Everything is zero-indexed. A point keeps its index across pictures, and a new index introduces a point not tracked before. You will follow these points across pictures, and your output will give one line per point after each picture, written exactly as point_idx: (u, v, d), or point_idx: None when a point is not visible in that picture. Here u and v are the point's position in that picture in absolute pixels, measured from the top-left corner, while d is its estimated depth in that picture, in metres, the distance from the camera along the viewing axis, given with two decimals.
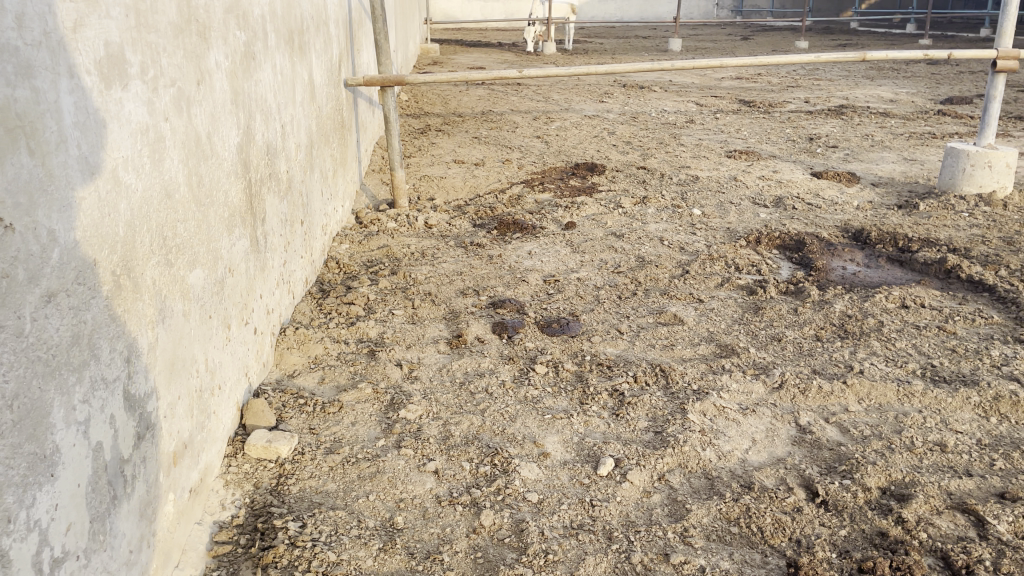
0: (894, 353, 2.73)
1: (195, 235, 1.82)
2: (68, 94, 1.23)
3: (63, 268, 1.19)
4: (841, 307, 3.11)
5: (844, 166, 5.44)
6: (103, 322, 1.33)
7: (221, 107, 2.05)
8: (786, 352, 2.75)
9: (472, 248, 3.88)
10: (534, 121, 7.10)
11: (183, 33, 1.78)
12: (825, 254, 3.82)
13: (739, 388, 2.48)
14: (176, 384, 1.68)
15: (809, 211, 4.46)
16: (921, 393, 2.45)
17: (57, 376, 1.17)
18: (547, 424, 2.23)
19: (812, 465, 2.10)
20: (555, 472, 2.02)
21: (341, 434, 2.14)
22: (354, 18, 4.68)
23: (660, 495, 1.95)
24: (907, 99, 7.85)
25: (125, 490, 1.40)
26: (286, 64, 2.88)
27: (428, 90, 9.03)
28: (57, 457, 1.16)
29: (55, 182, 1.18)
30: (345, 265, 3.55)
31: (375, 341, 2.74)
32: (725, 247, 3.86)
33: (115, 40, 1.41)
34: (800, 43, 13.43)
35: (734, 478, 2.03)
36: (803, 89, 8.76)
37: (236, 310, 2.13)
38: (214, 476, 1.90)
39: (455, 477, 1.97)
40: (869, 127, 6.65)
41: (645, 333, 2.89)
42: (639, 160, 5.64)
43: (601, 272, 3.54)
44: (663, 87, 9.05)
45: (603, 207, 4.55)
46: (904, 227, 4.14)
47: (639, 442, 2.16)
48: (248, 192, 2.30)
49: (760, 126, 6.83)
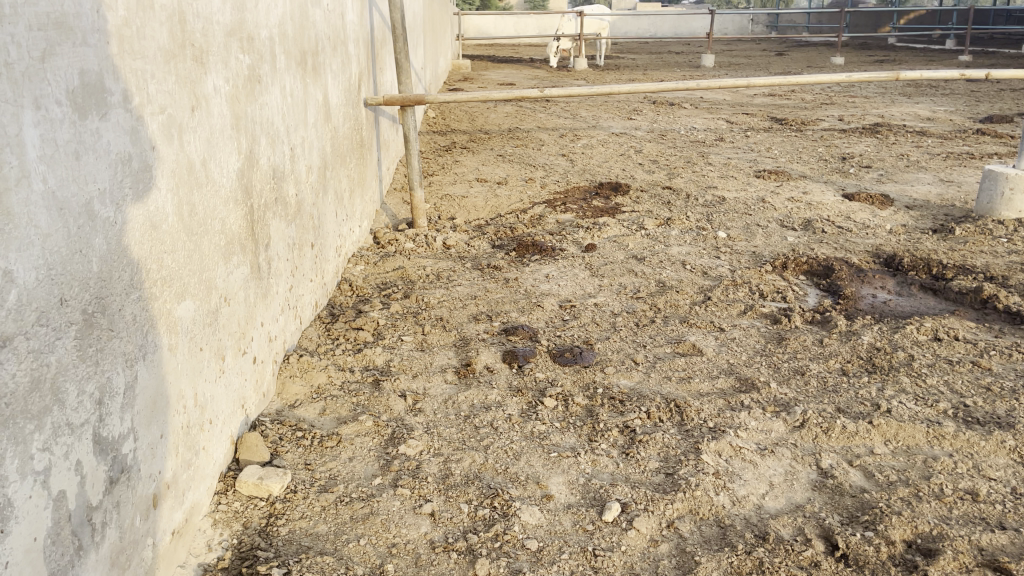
0: (925, 391, 2.59)
1: (185, 266, 1.76)
2: (33, 126, 1.17)
3: (21, 311, 1.13)
4: (869, 339, 2.98)
5: (878, 187, 5.28)
6: (70, 363, 1.27)
7: (219, 132, 2.00)
8: (809, 387, 2.62)
9: (489, 271, 3.80)
10: (560, 139, 7.04)
11: (176, 59, 1.73)
12: (855, 281, 3.68)
13: (757, 427, 2.36)
14: (159, 422, 1.61)
15: (839, 235, 4.32)
16: (953, 436, 2.30)
17: (12, 426, 1.11)
18: (552, 463, 2.14)
19: (832, 514, 1.97)
20: (557, 516, 1.92)
21: (337, 471, 2.06)
22: (376, 36, 4.65)
23: (667, 544, 1.84)
24: (944, 118, 7.66)
25: (93, 539, 1.33)
26: (298, 86, 2.83)
27: (456, 107, 9.06)
28: (9, 511, 1.10)
29: (14, 220, 1.11)
30: (358, 288, 3.50)
31: (381, 370, 2.67)
32: (750, 273, 3.74)
33: (93, 68, 1.35)
34: (835, 59, 13.22)
35: (748, 528, 1.91)
36: (837, 106, 8.58)
37: (232, 340, 2.07)
38: (202, 515, 1.84)
39: (452, 520, 1.88)
40: (905, 147, 6.48)
41: (662, 364, 2.77)
42: (665, 179, 5.53)
43: (620, 297, 3.44)
44: (693, 104, 8.95)
45: (626, 229, 4.45)
46: (938, 253, 3.99)
47: (649, 485, 2.06)
48: (249, 218, 2.24)
49: (792, 144, 6.69)
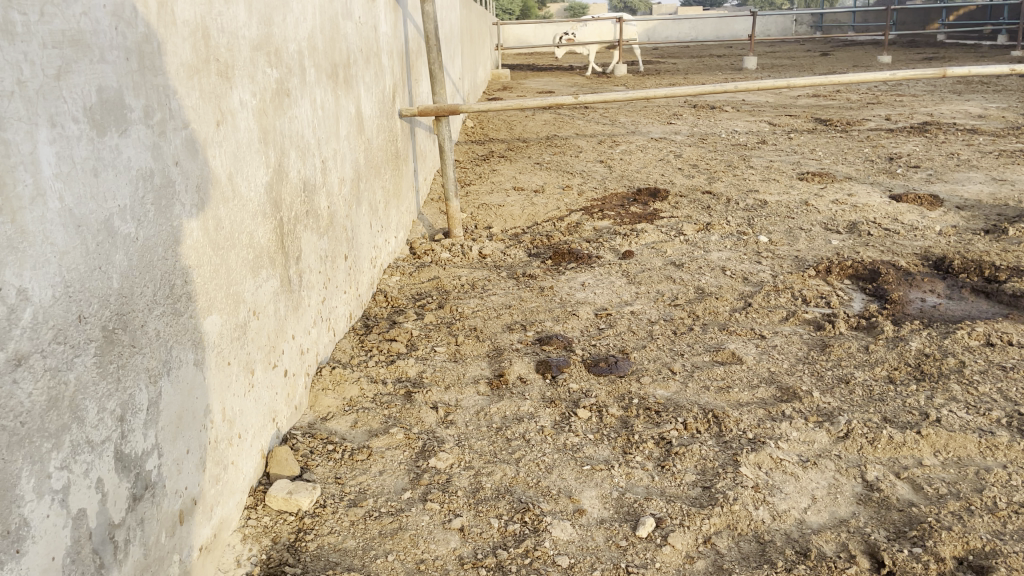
0: (977, 399, 2.48)
1: (211, 281, 1.76)
2: (48, 144, 1.16)
3: (37, 329, 1.13)
4: (917, 345, 2.87)
5: (927, 187, 5.12)
6: (90, 380, 1.27)
7: (246, 146, 2.00)
8: (854, 396, 2.53)
9: (524, 280, 3.76)
10: (599, 145, 6.99)
11: (200, 74, 1.73)
12: (902, 285, 3.56)
13: (799, 437, 2.28)
14: (186, 437, 1.61)
15: (886, 237, 4.19)
16: (1007, 446, 2.20)
17: (27, 445, 1.11)
18: (585, 477, 2.09)
19: (878, 529, 1.89)
20: (589, 532, 1.87)
21: (367, 485, 2.05)
22: (410, 48, 4.66)
23: (704, 561, 1.78)
24: (997, 115, 7.42)
25: (116, 557, 1.32)
26: (329, 98, 2.84)
27: (494, 117, 9.08)
28: (25, 531, 1.09)
29: (28, 239, 1.11)
30: (392, 299, 3.49)
31: (414, 382, 2.65)
32: (792, 278, 3.64)
33: (112, 85, 1.35)
34: (883, 58, 12.93)
35: (789, 543, 1.84)
36: (884, 105, 8.38)
37: (261, 354, 2.07)
38: (232, 530, 1.84)
39: (482, 536, 1.85)
40: (956, 145, 6.28)
41: (700, 373, 2.71)
42: (705, 184, 5.44)
43: (657, 305, 3.38)
44: (735, 106, 8.82)
45: (664, 235, 4.38)
46: (991, 254, 3.83)
47: (685, 499, 2.00)
48: (279, 232, 2.24)
49: (837, 145, 6.54)
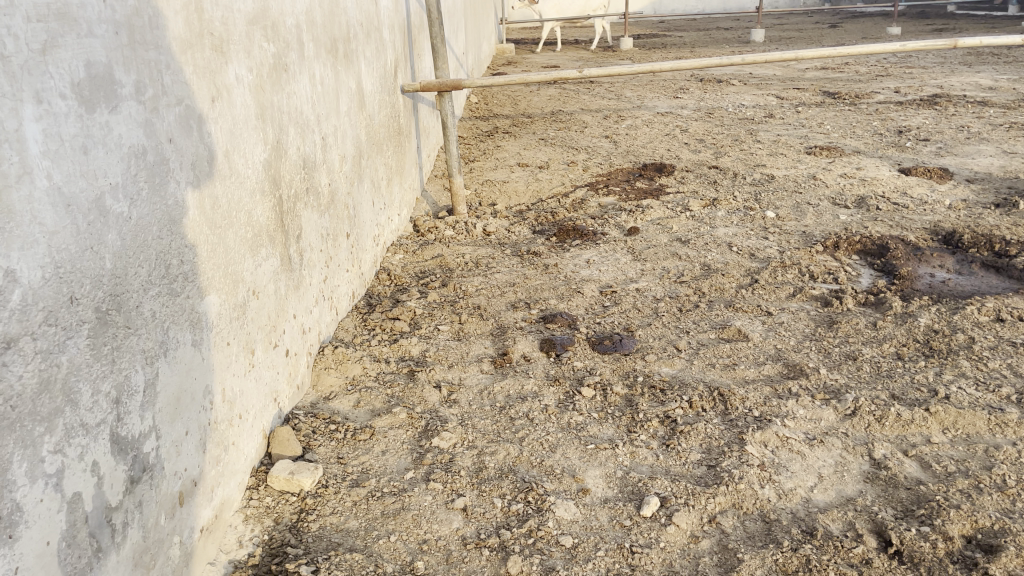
0: (986, 375, 2.45)
1: (208, 261, 1.74)
2: (34, 121, 1.13)
3: (26, 311, 1.11)
4: (926, 321, 2.83)
5: (936, 161, 5.05)
6: (83, 362, 1.25)
7: (242, 122, 1.96)
8: (862, 372, 2.50)
9: (528, 257, 3.73)
10: (604, 119, 6.92)
11: (194, 48, 1.69)
12: (911, 260, 3.51)
13: (806, 415, 2.26)
14: (183, 418, 1.59)
15: (894, 212, 4.13)
16: (1017, 423, 2.17)
17: (18, 429, 1.09)
18: (589, 456, 2.07)
19: (885, 507, 1.87)
20: (593, 512, 1.86)
21: (370, 465, 2.04)
22: (411, 22, 4.59)
23: (709, 540, 1.77)
24: (1007, 86, 7.31)
25: (114, 540, 1.31)
26: (328, 75, 2.79)
27: (498, 92, 8.99)
28: (18, 516, 1.08)
29: (14, 218, 1.09)
30: (396, 277, 3.47)
31: (417, 360, 2.64)
32: (800, 253, 3.60)
33: (101, 60, 1.32)
34: (891, 30, 12.76)
35: (795, 523, 1.82)
36: (894, 77, 8.27)
37: (261, 334, 2.04)
38: (234, 510, 1.83)
39: (485, 516, 1.84)
40: (966, 118, 6.19)
41: (705, 350, 2.68)
42: (712, 159, 5.38)
43: (662, 282, 3.34)
44: (742, 80, 8.71)
45: (669, 211, 4.33)
46: (1001, 229, 3.78)
47: (690, 478, 1.98)
48: (278, 210, 2.21)
49: (845, 118, 6.45)
